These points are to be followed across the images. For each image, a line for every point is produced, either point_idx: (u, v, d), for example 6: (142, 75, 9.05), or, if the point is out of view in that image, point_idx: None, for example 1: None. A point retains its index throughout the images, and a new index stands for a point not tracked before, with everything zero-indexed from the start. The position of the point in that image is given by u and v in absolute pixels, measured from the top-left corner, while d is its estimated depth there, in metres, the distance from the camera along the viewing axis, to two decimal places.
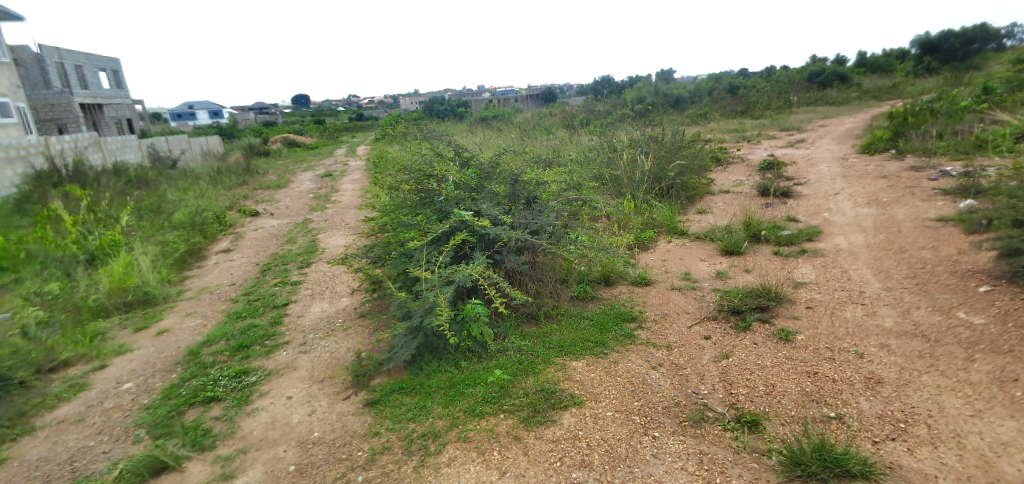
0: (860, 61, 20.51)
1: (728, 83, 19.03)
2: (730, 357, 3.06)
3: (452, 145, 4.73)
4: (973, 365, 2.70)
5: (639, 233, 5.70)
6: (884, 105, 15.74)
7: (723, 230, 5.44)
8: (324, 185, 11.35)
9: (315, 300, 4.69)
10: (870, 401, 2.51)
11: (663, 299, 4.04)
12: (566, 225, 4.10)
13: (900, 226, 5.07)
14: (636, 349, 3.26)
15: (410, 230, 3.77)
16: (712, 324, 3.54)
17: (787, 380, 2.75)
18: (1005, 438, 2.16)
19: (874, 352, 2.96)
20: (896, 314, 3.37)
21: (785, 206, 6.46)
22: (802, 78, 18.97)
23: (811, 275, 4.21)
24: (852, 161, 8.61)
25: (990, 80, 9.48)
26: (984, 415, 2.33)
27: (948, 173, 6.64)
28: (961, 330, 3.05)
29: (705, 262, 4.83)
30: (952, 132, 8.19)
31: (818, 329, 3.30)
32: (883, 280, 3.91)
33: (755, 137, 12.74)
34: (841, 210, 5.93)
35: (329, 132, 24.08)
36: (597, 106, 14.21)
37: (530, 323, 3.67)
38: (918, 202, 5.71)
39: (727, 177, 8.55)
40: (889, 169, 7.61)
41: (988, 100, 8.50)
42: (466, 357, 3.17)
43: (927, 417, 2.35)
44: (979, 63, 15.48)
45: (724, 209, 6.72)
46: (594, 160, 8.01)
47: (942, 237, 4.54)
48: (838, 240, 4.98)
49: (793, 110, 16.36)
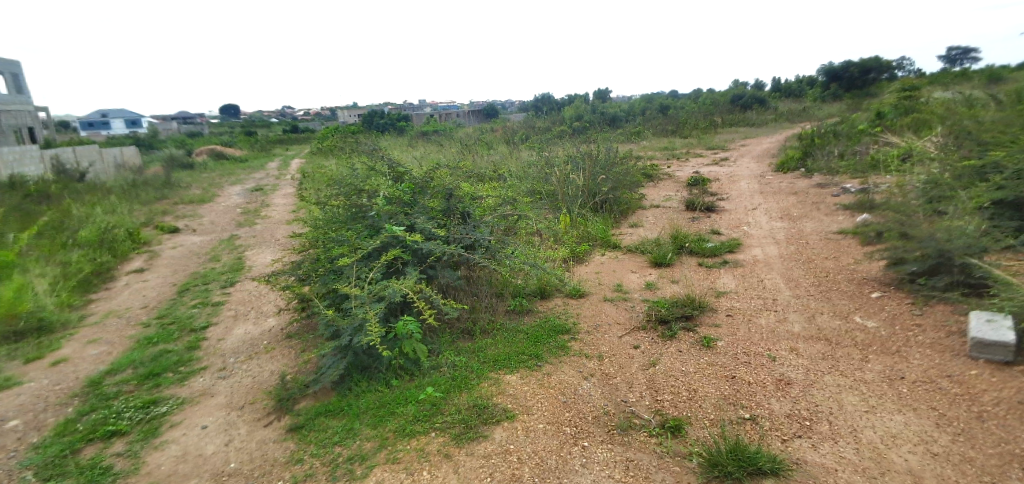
0: (775, 86, 22.39)
1: (659, 103, 20.11)
2: (656, 366, 3.19)
3: (386, 160, 4.67)
4: (867, 365, 2.97)
5: (574, 246, 5.86)
6: (797, 127, 17.21)
7: (653, 243, 5.70)
8: (254, 199, 10.80)
9: (239, 321, 4.42)
10: (780, 402, 2.69)
11: (596, 310, 4.16)
12: (500, 240, 4.16)
13: (808, 238, 5.53)
14: (570, 360, 3.32)
15: (341, 245, 3.65)
16: (641, 334, 3.68)
17: (707, 385, 2.90)
18: (894, 430, 2.39)
19: (784, 355, 3.19)
20: (803, 319, 3.66)
21: (709, 219, 6.87)
22: (726, 100, 20.41)
23: (730, 285, 4.49)
24: (768, 179, 9.32)
25: (881, 106, 10.63)
26: (876, 410, 2.56)
27: (848, 190, 7.34)
28: (857, 333, 3.36)
29: (636, 274, 5.03)
30: (851, 153, 9.08)
31: (736, 335, 3.51)
32: (793, 288, 4.24)
33: (684, 155, 13.49)
34: (758, 224, 6.38)
35: (261, 144, 23.04)
36: (537, 123, 14.54)
37: (465, 339, 3.64)
38: (824, 217, 6.26)
39: (657, 193, 8.98)
40: (799, 186, 8.31)
41: (880, 125, 9.50)
42: (398, 375, 3.09)
43: (829, 414, 2.55)
44: (875, 91, 17.35)
45: (654, 222, 7.04)
46: (532, 176, 8.17)
47: (843, 249, 5.00)
48: (755, 251, 5.35)
49: (718, 131, 17.55)
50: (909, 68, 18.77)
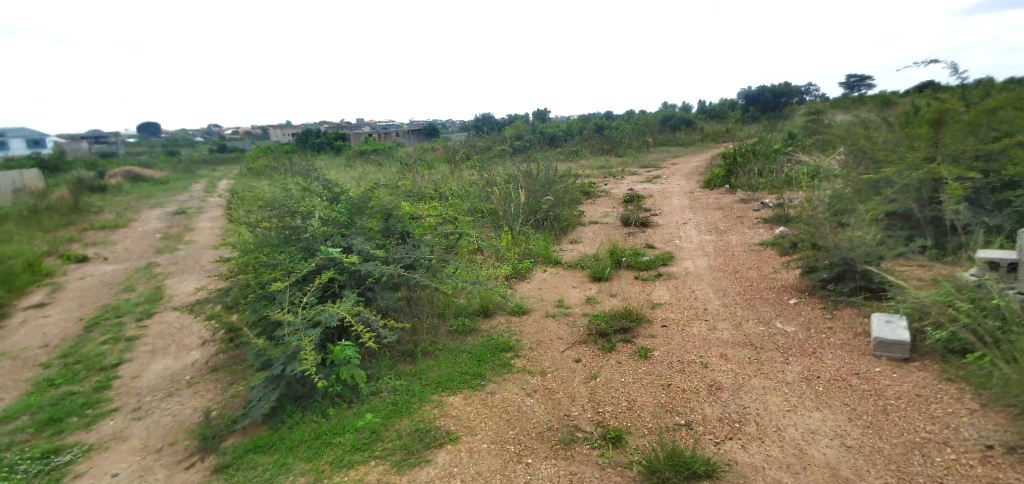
0: (701, 108, 23.95)
1: (595, 123, 20.89)
2: (597, 378, 3.26)
3: (321, 180, 4.53)
4: (789, 367, 3.19)
5: (516, 263, 5.92)
6: (720, 146, 18.43)
7: (592, 258, 5.87)
8: (176, 223, 10.10)
9: (157, 356, 4.08)
10: (712, 406, 2.83)
11: (539, 327, 4.20)
12: (441, 259, 4.14)
13: (733, 250, 5.90)
14: (513, 377, 3.33)
15: (272, 269, 3.48)
16: (582, 348, 3.75)
17: (646, 394, 3.00)
18: (813, 427, 2.57)
19: (714, 361, 3.36)
20: (731, 327, 3.88)
21: (644, 234, 7.18)
22: (656, 121, 21.56)
23: (665, 296, 4.69)
24: (697, 195, 9.89)
25: (792, 128, 11.63)
26: (797, 409, 2.74)
27: (767, 205, 7.92)
28: (779, 337, 3.60)
29: (577, 289, 5.15)
30: (769, 171, 9.84)
31: (670, 344, 3.67)
32: (721, 298, 4.50)
33: (619, 173, 14.04)
34: (689, 237, 6.73)
35: (184, 165, 21.66)
36: (477, 142, 14.67)
37: (406, 362, 3.56)
38: (746, 230, 6.72)
39: (595, 209, 9.27)
40: (725, 201, 8.87)
41: (793, 144, 10.38)
42: (335, 404, 2.97)
43: (756, 415, 2.71)
44: (787, 113, 18.95)
45: (593, 238, 7.25)
46: (474, 195, 8.20)
47: (764, 259, 5.38)
48: (687, 264, 5.64)
49: (650, 150, 18.45)
50: (815, 94, 20.68)
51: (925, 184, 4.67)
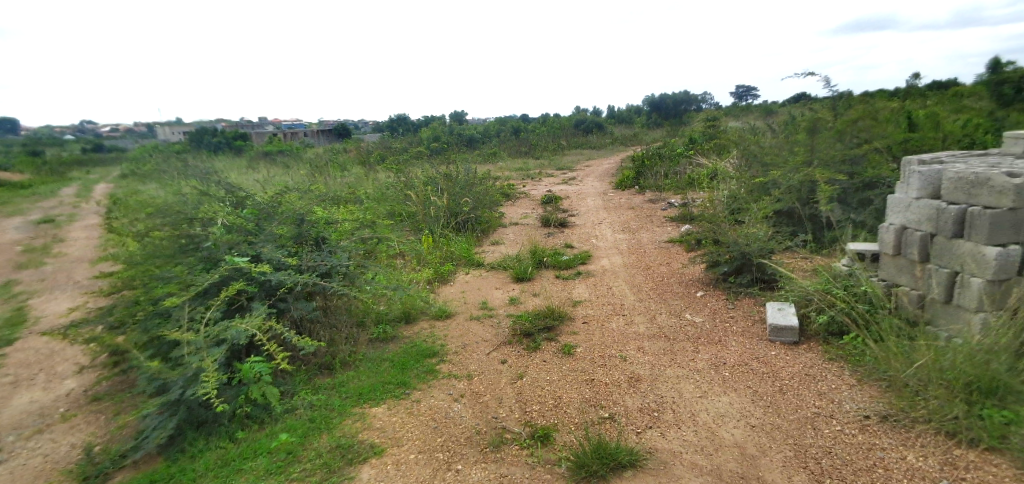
0: (610, 113, 25.16)
1: (512, 126, 21.16)
2: (523, 378, 3.30)
3: (223, 184, 4.18)
4: (698, 355, 3.43)
5: (438, 267, 5.84)
6: (629, 150, 19.46)
7: (514, 259, 5.94)
8: (40, 233, 8.78)
9: (20, 388, 3.50)
10: (633, 398, 2.96)
11: (464, 330, 4.17)
12: (360, 265, 3.99)
13: (645, 247, 6.25)
14: (439, 383, 3.27)
15: (167, 283, 3.13)
16: (507, 349, 3.77)
17: (570, 391, 3.08)
18: (721, 410, 2.78)
19: (632, 354, 3.53)
20: (646, 320, 4.10)
21: (563, 234, 7.39)
22: (570, 124, 22.30)
23: (585, 294, 4.85)
24: (610, 195, 10.37)
25: (692, 133, 12.58)
26: (707, 394, 2.96)
27: (673, 204, 8.50)
28: (689, 328, 3.86)
29: (500, 290, 5.18)
30: (673, 173, 10.56)
31: (591, 340, 3.80)
32: (636, 293, 4.74)
33: (537, 175, 14.34)
34: (604, 236, 7.03)
35: (48, 167, 18.91)
36: (393, 144, 14.27)
37: (323, 375, 3.37)
38: (656, 228, 7.15)
39: (515, 211, 9.39)
40: (635, 202, 9.38)
41: (693, 148, 11.21)
42: (245, 426, 2.74)
43: (672, 403, 2.88)
44: (687, 119, 20.47)
45: (514, 239, 7.33)
46: (391, 198, 7.96)
47: (672, 255, 5.75)
48: (604, 261, 5.88)
49: (565, 153, 19.05)
50: (710, 102, 22.54)
51: (804, 185, 5.25)
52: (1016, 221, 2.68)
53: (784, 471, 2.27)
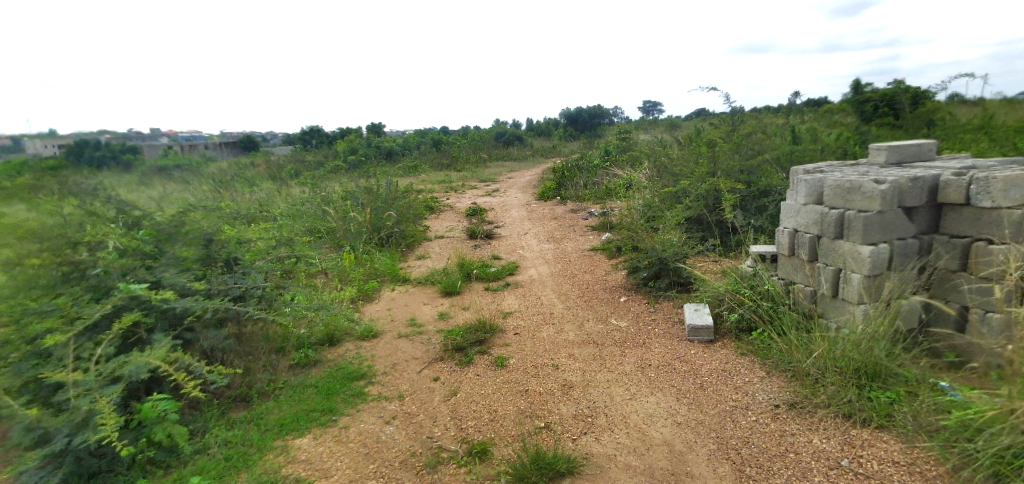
0: (529, 126, 25.78)
1: (432, 137, 20.99)
2: (457, 394, 3.26)
3: (113, 200, 3.77)
4: (626, 358, 3.59)
5: (362, 284, 5.62)
6: (549, 161, 20.03)
7: (441, 273, 5.86)
8: None
9: None
10: (566, 405, 3.02)
11: (392, 349, 4.04)
12: (277, 286, 3.79)
13: (570, 256, 6.44)
14: (369, 406, 3.14)
15: (45, 316, 2.72)
16: (439, 365, 3.70)
17: (506, 403, 3.08)
18: (649, 411, 2.92)
19: (564, 362, 3.61)
20: (575, 327, 4.21)
21: (489, 246, 7.42)
22: (491, 136, 22.55)
23: (514, 305, 4.90)
24: (533, 206, 10.59)
25: (606, 145, 13.21)
26: (636, 396, 3.09)
27: (593, 214, 8.85)
28: (616, 333, 4.02)
29: (428, 305, 5.09)
30: (592, 183, 11.01)
31: (523, 351, 3.83)
32: (564, 301, 4.86)
33: (460, 187, 14.33)
34: (530, 247, 7.16)
35: None
36: (307, 157, 13.61)
37: (239, 408, 3.10)
38: (579, 237, 7.41)
39: (439, 224, 9.30)
40: (557, 212, 9.64)
41: (608, 160, 11.77)
42: (148, 473, 2.45)
43: (604, 407, 2.97)
44: (601, 132, 21.47)
45: (440, 253, 7.24)
46: (307, 214, 7.57)
47: (596, 263, 5.98)
48: (531, 271, 5.98)
49: (487, 165, 19.22)
50: (620, 115, 23.83)
51: (710, 193, 5.70)
52: (883, 222, 3.09)
53: (709, 464, 2.43)
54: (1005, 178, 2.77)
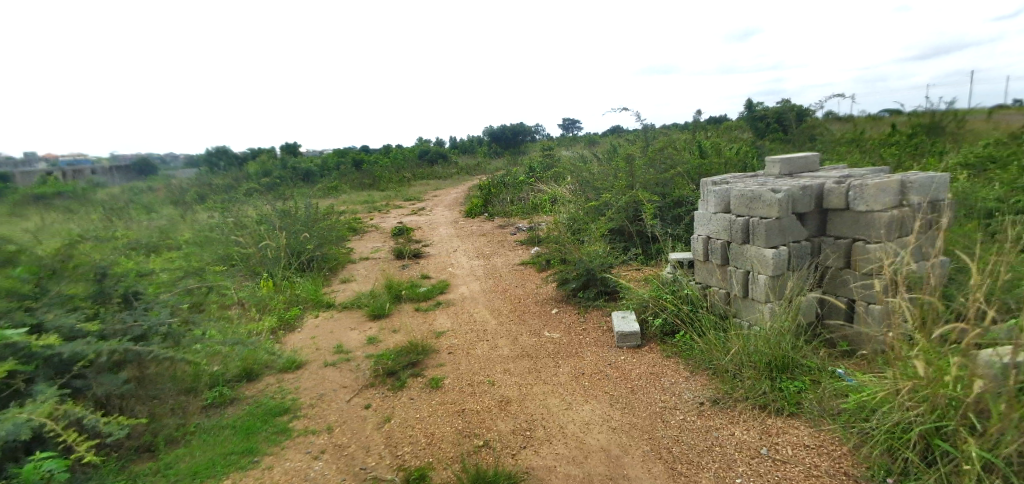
0: (453, 144, 25.81)
1: (353, 156, 20.36)
2: (390, 420, 3.14)
3: None
4: (560, 369, 3.65)
5: (282, 313, 5.29)
6: (474, 179, 20.12)
7: (369, 296, 5.66)
8: None
9: None
10: (504, 420, 3.01)
11: (318, 379, 3.83)
12: (187, 320, 3.49)
13: (500, 271, 6.48)
14: (295, 442, 2.94)
15: None
16: (370, 392, 3.56)
17: (443, 425, 3.01)
18: (585, 418, 2.98)
19: (500, 377, 3.61)
20: (509, 342, 4.23)
21: (418, 265, 7.29)
22: (414, 155, 22.28)
23: (447, 323, 4.83)
24: (460, 223, 10.56)
25: (530, 161, 13.53)
26: (572, 405, 3.15)
27: (520, 229, 8.99)
28: (549, 344, 4.09)
29: (355, 330, 4.88)
30: (518, 199, 11.19)
31: (458, 369, 3.78)
32: (496, 317, 4.87)
33: (384, 206, 13.99)
34: (460, 264, 7.12)
35: None
36: (215, 179, 12.68)
37: (142, 460, 2.78)
38: (507, 252, 7.48)
39: (364, 245, 9.00)
40: (485, 228, 9.69)
41: (533, 176, 12.04)
42: None
43: (542, 419, 3.00)
44: (525, 149, 21.95)
45: (366, 275, 6.99)
46: (217, 240, 7.03)
47: (526, 277, 6.06)
48: (461, 289, 5.94)
49: (411, 185, 18.95)
50: (542, 132, 24.53)
51: (630, 205, 6.00)
52: (782, 227, 3.41)
53: (645, 465, 2.52)
54: (875, 184, 3.18)
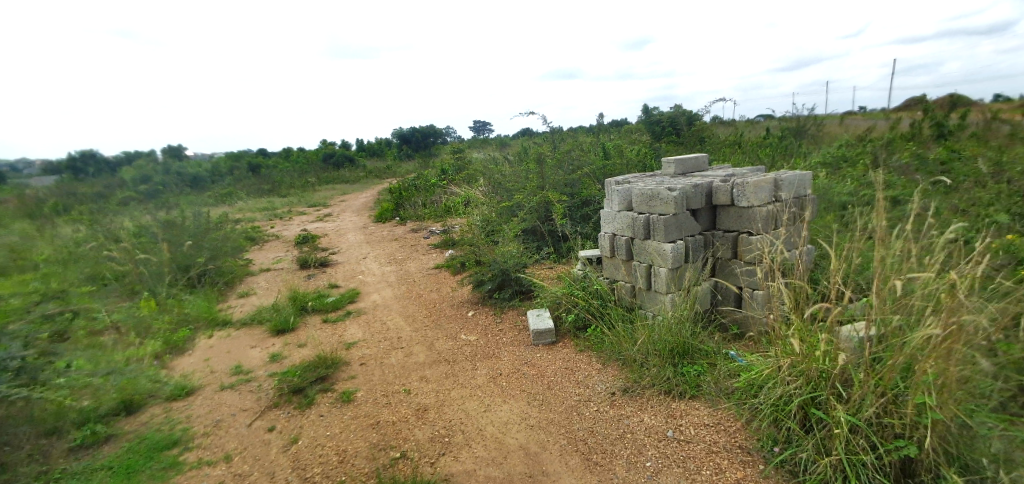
0: (360, 146, 24.83)
1: (249, 160, 18.86)
2: (298, 441, 2.93)
3: None
4: (478, 372, 3.63)
5: (169, 334, 4.76)
6: (385, 183, 19.51)
7: (271, 309, 5.26)
8: None
9: None
10: (422, 429, 2.94)
11: (213, 404, 3.49)
12: (45, 352, 3.00)
13: (414, 276, 6.33)
14: (186, 478, 2.65)
15: None
16: (273, 413, 3.30)
17: (356, 440, 2.87)
18: (504, 419, 3.00)
19: (416, 385, 3.51)
20: (425, 348, 4.13)
21: (325, 274, 6.90)
22: (318, 158, 21.11)
23: (358, 334, 4.62)
24: (371, 229, 10.17)
25: (442, 164, 13.37)
26: (490, 406, 3.14)
27: (434, 232, 8.85)
28: (466, 347, 4.06)
29: (256, 347, 4.51)
30: (430, 202, 11.02)
31: (372, 380, 3.63)
32: (411, 323, 4.74)
33: (287, 213, 13.11)
34: (371, 271, 6.85)
35: None
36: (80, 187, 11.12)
37: None
38: (421, 256, 7.33)
39: (264, 255, 8.36)
40: (397, 233, 9.42)
41: (445, 178, 11.91)
42: None
43: (460, 424, 2.96)
44: (436, 152, 21.67)
45: (267, 287, 6.50)
46: (85, 257, 6.17)
47: (441, 281, 5.98)
48: (373, 297, 5.72)
49: (316, 190, 17.96)
50: (453, 135, 24.38)
51: (541, 206, 6.14)
52: (678, 223, 3.66)
53: (562, 459, 2.58)
54: (754, 182, 3.52)
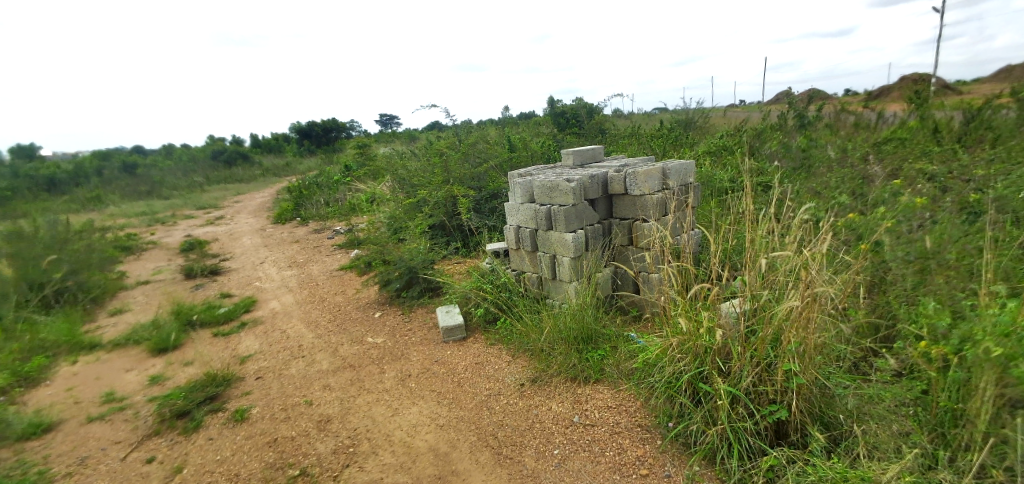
0: (255, 142, 23.00)
1: (121, 157, 16.71)
2: (182, 470, 2.66)
3: None
4: (386, 375, 3.51)
5: (19, 364, 4.09)
6: (285, 181, 18.23)
7: (150, 326, 4.71)
8: None
9: None
10: (325, 441, 2.78)
11: (78, 440, 3.05)
12: None
13: (317, 280, 5.98)
14: None
15: None
16: (153, 442, 2.96)
17: (251, 461, 2.66)
18: (413, 421, 2.92)
19: (318, 395, 3.32)
20: (329, 355, 3.93)
21: (216, 283, 6.32)
22: (206, 155, 19.26)
23: (254, 345, 4.28)
24: (268, 231, 9.47)
25: (346, 159, 12.74)
26: (398, 410, 3.06)
27: (339, 232, 8.43)
28: (373, 351, 3.91)
29: (132, 370, 4.02)
30: (334, 200, 10.48)
31: (269, 395, 3.38)
32: (314, 330, 4.48)
33: (169, 217, 11.82)
34: (268, 276, 6.38)
35: None
36: None
37: None
38: (325, 258, 6.95)
39: (142, 266, 7.46)
40: (299, 234, 8.86)
41: (349, 173, 11.39)
42: None
43: (367, 432, 2.84)
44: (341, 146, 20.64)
45: (145, 301, 5.81)
46: None
47: (346, 283, 5.71)
48: (271, 304, 5.32)
49: (205, 191, 16.36)
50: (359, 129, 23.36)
51: (447, 200, 6.06)
52: (578, 212, 3.77)
53: (472, 456, 2.57)
54: (643, 171, 3.72)
